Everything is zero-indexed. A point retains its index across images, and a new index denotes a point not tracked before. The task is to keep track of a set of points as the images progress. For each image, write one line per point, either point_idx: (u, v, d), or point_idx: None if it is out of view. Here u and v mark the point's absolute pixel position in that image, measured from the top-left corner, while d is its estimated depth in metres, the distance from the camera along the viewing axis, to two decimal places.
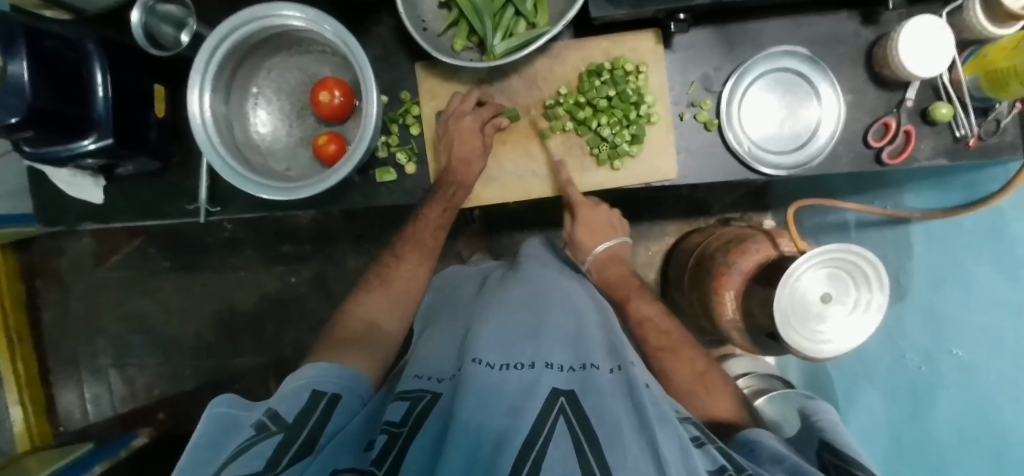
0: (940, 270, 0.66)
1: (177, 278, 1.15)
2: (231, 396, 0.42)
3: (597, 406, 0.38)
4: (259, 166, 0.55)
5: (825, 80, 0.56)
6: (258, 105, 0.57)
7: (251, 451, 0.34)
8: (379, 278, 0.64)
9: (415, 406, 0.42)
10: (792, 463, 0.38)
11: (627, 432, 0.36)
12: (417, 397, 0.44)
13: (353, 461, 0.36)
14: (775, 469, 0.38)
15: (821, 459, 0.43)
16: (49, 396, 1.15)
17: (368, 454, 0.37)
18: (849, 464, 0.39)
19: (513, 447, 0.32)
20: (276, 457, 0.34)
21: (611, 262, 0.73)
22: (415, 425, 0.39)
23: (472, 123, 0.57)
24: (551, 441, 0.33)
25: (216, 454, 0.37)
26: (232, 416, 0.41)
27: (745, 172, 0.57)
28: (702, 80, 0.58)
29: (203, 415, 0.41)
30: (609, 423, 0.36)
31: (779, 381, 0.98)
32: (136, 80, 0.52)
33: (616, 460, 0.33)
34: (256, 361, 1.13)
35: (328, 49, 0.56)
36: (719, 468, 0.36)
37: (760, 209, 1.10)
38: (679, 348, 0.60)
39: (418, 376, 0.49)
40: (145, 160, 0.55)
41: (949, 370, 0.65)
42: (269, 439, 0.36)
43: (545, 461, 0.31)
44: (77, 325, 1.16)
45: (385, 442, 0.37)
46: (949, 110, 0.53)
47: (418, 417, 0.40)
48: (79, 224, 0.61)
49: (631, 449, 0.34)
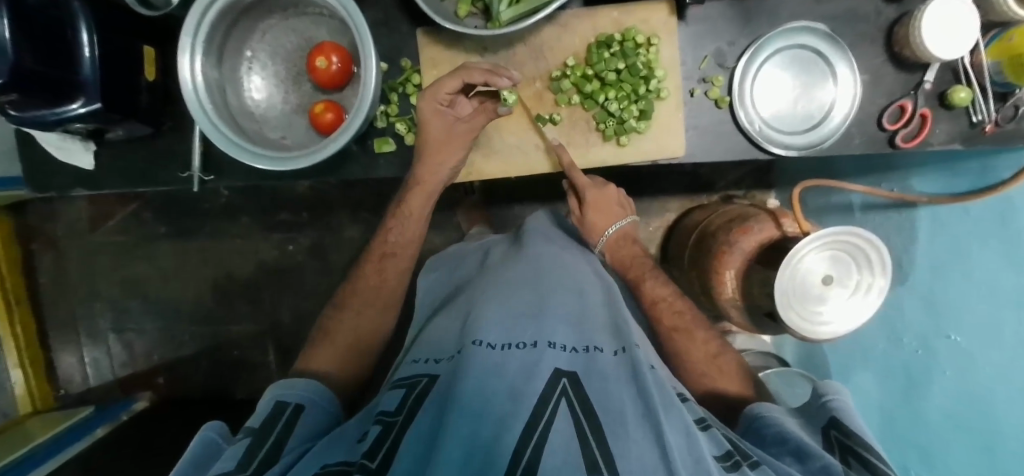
0: (944, 255, 0.67)
1: (174, 245, 1.14)
2: (220, 423, 0.44)
3: (599, 390, 0.39)
4: (254, 134, 0.53)
5: (844, 59, 0.54)
6: (253, 70, 0.55)
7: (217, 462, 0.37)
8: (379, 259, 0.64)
9: (411, 392, 0.43)
10: (796, 445, 0.40)
11: (630, 418, 0.37)
12: (414, 382, 0.45)
13: (343, 455, 0.37)
14: (780, 452, 0.41)
15: (827, 436, 0.44)
16: (49, 360, 1.16)
17: (358, 447, 0.38)
18: (851, 441, 0.41)
19: (513, 435, 0.32)
20: (247, 459, 0.37)
21: (624, 241, 0.69)
22: (410, 413, 0.39)
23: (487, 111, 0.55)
24: (553, 425, 0.34)
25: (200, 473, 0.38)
26: (220, 445, 0.41)
27: (755, 151, 0.56)
28: (715, 55, 0.55)
29: (195, 439, 0.42)
30: (612, 409, 0.37)
31: (774, 360, 0.99)
32: (125, 41, 0.49)
33: (618, 445, 0.33)
34: (254, 327, 1.14)
35: (326, 12, 0.54)
36: (725, 453, 0.37)
37: (764, 188, 1.09)
38: (694, 329, 0.61)
39: (419, 361, 0.49)
40: (136, 125, 0.53)
41: (946, 355, 0.67)
42: (238, 445, 0.39)
43: (548, 445, 0.32)
44: (74, 289, 1.16)
45: (379, 433, 0.38)
46: (968, 94, 0.51)
47: (413, 405, 0.41)
48: (70, 191, 0.60)
49: (634, 434, 0.35)
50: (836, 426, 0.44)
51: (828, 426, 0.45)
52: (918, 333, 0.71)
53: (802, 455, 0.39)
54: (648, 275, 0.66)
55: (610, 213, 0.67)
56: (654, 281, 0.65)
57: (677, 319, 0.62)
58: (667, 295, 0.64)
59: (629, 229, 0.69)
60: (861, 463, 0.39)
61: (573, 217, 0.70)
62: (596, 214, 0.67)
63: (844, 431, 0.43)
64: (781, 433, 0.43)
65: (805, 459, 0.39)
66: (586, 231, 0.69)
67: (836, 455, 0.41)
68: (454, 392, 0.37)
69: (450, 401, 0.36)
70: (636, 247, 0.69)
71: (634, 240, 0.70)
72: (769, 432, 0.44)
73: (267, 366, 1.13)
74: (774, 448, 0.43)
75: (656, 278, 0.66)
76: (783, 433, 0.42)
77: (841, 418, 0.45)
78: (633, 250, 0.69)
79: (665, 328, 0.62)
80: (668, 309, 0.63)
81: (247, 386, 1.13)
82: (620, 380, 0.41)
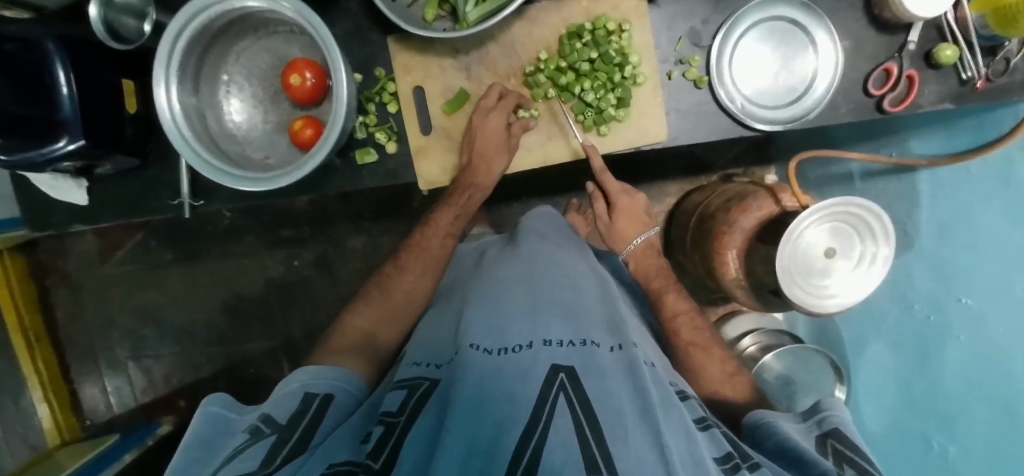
0: (946, 216, 0.66)
1: (182, 270, 1.16)
2: (223, 395, 0.46)
3: (598, 388, 0.38)
4: (237, 157, 0.54)
5: (822, 27, 0.53)
6: (231, 93, 0.56)
7: (243, 455, 0.37)
8: (383, 289, 0.66)
9: (413, 393, 0.43)
10: (795, 453, 0.40)
11: (629, 417, 0.36)
12: (416, 384, 0.45)
13: (348, 453, 0.37)
14: (781, 462, 0.41)
15: (823, 443, 0.43)
16: (72, 391, 1.19)
17: (364, 446, 0.38)
18: (849, 450, 0.41)
19: (513, 435, 0.32)
20: (271, 457, 0.37)
21: (649, 253, 0.69)
22: (412, 414, 0.40)
23: (497, 111, 0.55)
24: (552, 423, 0.33)
25: (211, 453, 0.39)
26: (227, 417, 0.44)
27: (739, 129, 0.55)
28: (690, 35, 0.54)
29: (197, 412, 0.44)
30: (610, 408, 0.36)
31: (788, 337, 0.95)
32: (105, 77, 0.50)
33: (617, 444, 0.32)
34: (267, 345, 1.16)
35: (297, 28, 0.54)
36: (725, 455, 0.37)
37: (763, 163, 1.07)
38: (712, 346, 0.62)
39: (416, 363, 0.49)
40: (123, 158, 0.54)
41: (958, 320, 0.65)
42: (262, 442, 0.39)
43: (548, 443, 0.31)
44: (91, 321, 1.19)
45: (381, 433, 0.38)
46: (954, 51, 0.50)
47: (414, 407, 0.41)
48: (69, 227, 0.61)
49: (633, 434, 0.34)
50: (835, 435, 0.43)
51: (825, 434, 0.44)
52: (927, 299, 0.70)
53: (802, 464, 0.39)
54: (670, 289, 0.67)
55: (637, 221, 0.69)
56: (677, 293, 0.67)
57: (696, 335, 0.63)
58: (687, 310, 0.65)
59: (655, 240, 0.70)
60: (858, 470, 0.39)
61: (598, 223, 0.72)
62: (624, 222, 0.69)
63: (843, 440, 0.42)
64: (780, 444, 0.42)
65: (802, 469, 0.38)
66: (614, 239, 0.71)
67: (830, 460, 0.41)
68: (453, 395, 0.36)
69: (450, 404, 0.36)
70: (661, 259, 0.70)
71: (658, 251, 0.71)
72: (767, 443, 0.44)
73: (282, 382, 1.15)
74: (776, 458, 0.42)
75: (677, 291, 0.67)
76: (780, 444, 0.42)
77: (842, 430, 0.44)
78: (656, 261, 0.70)
79: (682, 341, 0.63)
80: (687, 324, 0.64)
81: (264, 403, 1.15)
82: (618, 377, 0.41)
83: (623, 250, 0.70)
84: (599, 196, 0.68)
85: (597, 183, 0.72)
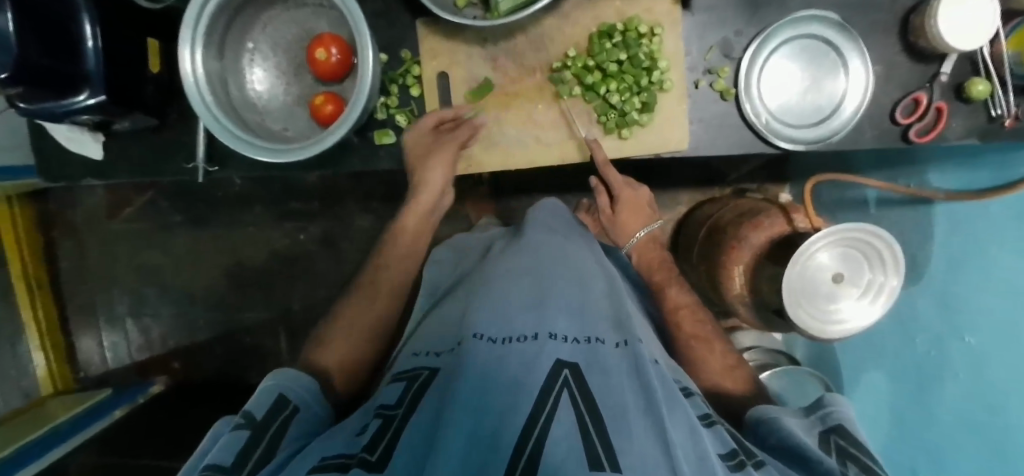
0: (954, 248, 0.66)
1: (188, 233, 1.16)
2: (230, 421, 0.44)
3: (601, 385, 0.38)
4: (256, 126, 0.54)
5: (856, 51, 0.52)
6: (255, 62, 0.55)
7: (215, 450, 0.38)
8: (395, 262, 0.67)
9: (411, 386, 0.43)
10: (800, 449, 0.40)
11: (632, 412, 0.36)
12: (415, 375, 0.45)
13: (341, 448, 0.37)
14: (785, 459, 0.41)
15: (827, 439, 0.44)
16: (69, 343, 1.20)
17: (358, 440, 0.38)
18: (854, 448, 0.42)
19: (513, 430, 0.32)
20: (243, 458, 0.38)
21: (652, 245, 0.70)
22: (409, 406, 0.40)
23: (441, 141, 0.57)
24: (555, 420, 0.33)
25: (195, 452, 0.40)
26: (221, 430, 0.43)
27: (761, 145, 0.55)
28: (721, 45, 0.54)
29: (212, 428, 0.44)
30: (614, 403, 0.36)
31: (784, 356, 0.95)
32: (129, 33, 0.50)
33: (620, 440, 0.33)
34: (266, 314, 1.17)
35: (325, 3, 0.54)
36: (730, 451, 0.37)
37: (778, 181, 1.06)
38: (713, 340, 0.62)
39: (419, 354, 0.50)
40: (142, 117, 0.54)
41: (957, 355, 0.66)
42: (236, 434, 0.40)
43: (549, 441, 0.31)
44: (93, 275, 1.19)
45: (378, 426, 0.38)
46: (987, 87, 0.49)
47: (412, 400, 0.41)
48: (82, 180, 0.61)
49: (636, 429, 0.34)
50: (838, 432, 0.44)
51: (829, 430, 0.44)
52: (930, 332, 0.70)
53: (806, 462, 0.39)
54: (671, 280, 0.67)
55: (641, 214, 0.70)
56: (678, 287, 0.67)
57: (698, 327, 0.63)
58: (690, 302, 0.65)
59: (657, 233, 0.71)
60: (861, 468, 0.39)
61: (602, 216, 0.72)
62: (628, 214, 0.70)
63: (847, 438, 0.43)
64: (782, 439, 0.42)
65: (806, 465, 0.39)
66: (616, 232, 0.71)
67: (834, 457, 0.41)
68: (455, 386, 0.36)
69: (449, 395, 0.36)
70: (663, 251, 0.71)
71: (661, 245, 0.72)
72: (770, 439, 0.44)
73: (278, 353, 1.16)
74: (777, 455, 0.42)
75: (678, 284, 0.67)
76: (783, 440, 0.42)
77: (845, 425, 0.44)
78: (659, 254, 0.70)
79: (684, 339, 0.63)
80: (690, 317, 0.64)
81: (259, 372, 1.16)
82: (622, 373, 0.41)
83: (625, 245, 0.70)
84: (603, 190, 0.68)
85: (598, 177, 0.71)
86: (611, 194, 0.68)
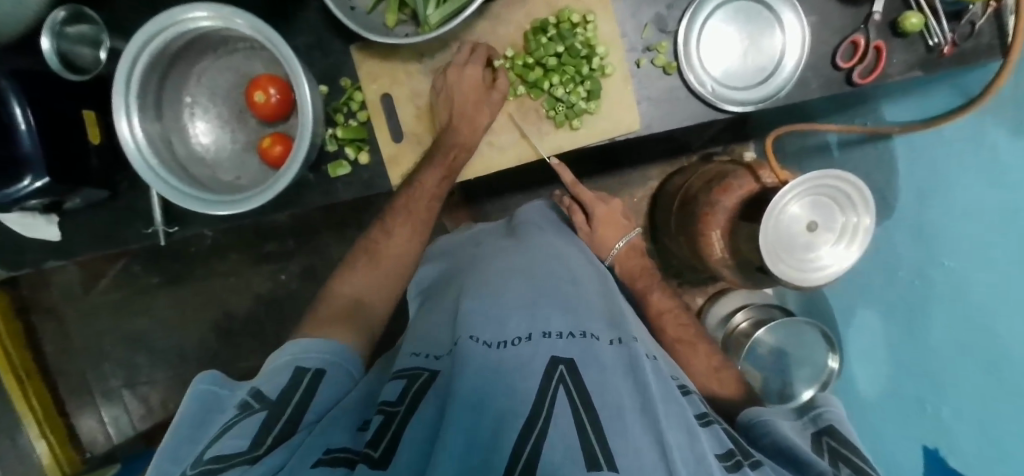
0: (923, 183, 0.67)
1: (169, 293, 1.15)
2: (214, 374, 0.44)
3: (599, 382, 0.39)
4: (207, 181, 0.53)
5: (788, 6, 0.53)
6: (196, 115, 0.55)
7: (230, 432, 0.35)
8: None
9: (411, 384, 0.42)
10: (794, 451, 0.41)
11: (628, 412, 0.36)
12: (413, 375, 0.44)
13: (346, 440, 0.35)
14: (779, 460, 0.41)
15: (820, 441, 0.45)
16: (69, 424, 1.18)
17: (362, 435, 0.36)
18: (845, 450, 0.43)
19: (510, 436, 0.31)
20: (261, 436, 0.35)
21: (633, 253, 0.72)
22: (412, 403, 0.39)
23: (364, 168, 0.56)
24: (552, 421, 0.33)
25: (199, 429, 0.38)
26: (219, 395, 0.42)
27: (711, 113, 0.55)
28: (656, 21, 0.54)
29: (188, 391, 0.42)
30: (610, 402, 0.37)
31: (778, 310, 0.95)
32: (64, 109, 0.49)
33: (616, 442, 0.33)
34: (260, 361, 1.15)
35: (256, 44, 0.53)
36: (726, 452, 0.37)
37: (742, 140, 1.07)
38: (697, 341, 0.64)
39: (415, 354, 0.49)
40: (92, 190, 0.54)
41: (941, 282, 0.65)
42: (252, 417, 0.37)
43: (548, 439, 0.31)
44: (81, 353, 1.17)
45: (380, 421, 0.36)
46: (920, 19, 0.50)
47: (414, 396, 0.40)
48: (43, 263, 0.60)
49: (632, 429, 0.35)
50: (831, 433, 0.45)
51: (821, 432, 0.45)
52: (912, 266, 0.70)
53: (798, 462, 0.40)
54: (655, 287, 0.69)
55: (619, 226, 0.71)
56: (660, 292, 0.69)
57: (681, 331, 0.65)
58: (672, 307, 0.68)
59: (637, 241, 0.72)
60: (853, 470, 0.40)
61: (581, 234, 0.73)
62: (606, 228, 0.71)
63: (838, 439, 0.44)
64: (776, 443, 0.43)
65: (799, 466, 0.39)
66: (596, 245, 0.72)
67: (827, 459, 0.42)
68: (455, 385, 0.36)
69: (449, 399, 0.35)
70: (644, 259, 0.72)
71: (642, 251, 0.73)
72: (764, 440, 0.44)
73: None
74: (771, 456, 0.42)
75: (662, 289, 0.69)
76: (776, 443, 0.43)
77: (836, 427, 0.46)
78: (641, 261, 0.72)
79: (669, 338, 0.65)
80: (673, 320, 0.66)
81: None
82: (619, 373, 0.41)
83: (607, 258, 0.71)
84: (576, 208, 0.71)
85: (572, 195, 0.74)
86: (586, 211, 0.70)
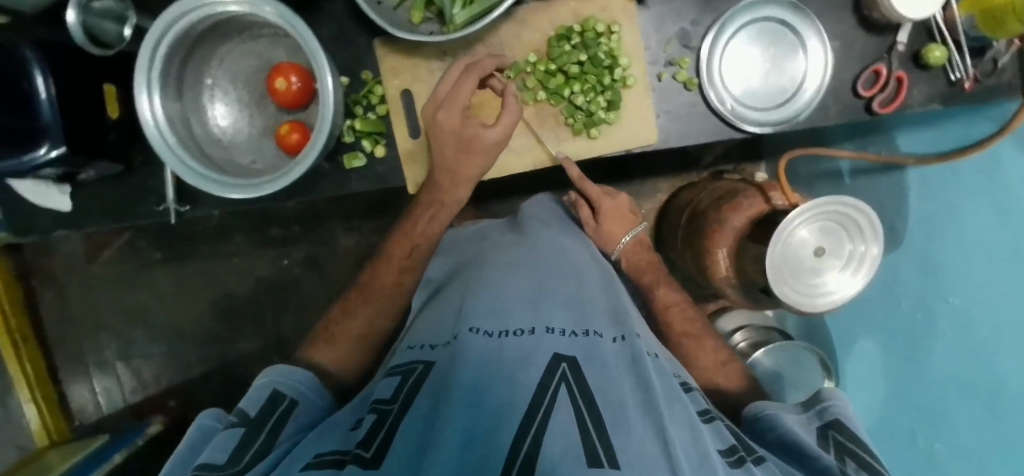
0: (932, 214, 0.68)
1: (171, 270, 1.15)
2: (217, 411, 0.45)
3: (600, 379, 0.38)
4: (223, 162, 0.54)
5: (813, 31, 0.53)
6: (216, 97, 0.55)
7: (208, 451, 0.37)
8: None
9: (407, 378, 0.42)
10: (800, 446, 0.41)
11: (630, 408, 0.36)
12: (409, 369, 0.44)
13: (336, 443, 0.36)
14: (783, 456, 0.41)
15: (825, 435, 0.44)
16: (60, 393, 1.18)
17: (353, 435, 0.36)
18: (851, 444, 0.42)
19: (509, 428, 0.31)
20: (240, 452, 0.37)
21: (639, 248, 0.71)
22: (404, 401, 0.38)
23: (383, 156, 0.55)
24: (552, 415, 0.33)
25: (194, 455, 0.40)
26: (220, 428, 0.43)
27: (729, 131, 0.55)
28: (679, 36, 0.54)
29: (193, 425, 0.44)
30: (612, 399, 0.37)
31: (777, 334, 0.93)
32: (85, 82, 0.49)
33: (618, 436, 0.32)
34: (257, 344, 1.15)
35: (280, 31, 0.54)
36: (730, 447, 0.37)
37: (753, 159, 1.07)
38: (704, 337, 0.64)
39: (413, 347, 0.50)
40: (106, 164, 0.54)
41: (943, 318, 0.67)
42: (229, 434, 0.39)
43: (547, 434, 0.31)
44: (79, 323, 1.17)
45: (373, 422, 0.37)
46: (944, 52, 0.50)
47: (407, 393, 0.40)
48: (52, 232, 0.60)
49: (634, 425, 0.34)
50: (836, 426, 0.44)
51: (827, 426, 0.45)
52: (915, 297, 0.70)
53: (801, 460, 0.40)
54: (662, 280, 0.69)
55: (625, 219, 0.70)
56: (668, 286, 0.69)
57: (688, 324, 0.65)
58: (678, 301, 0.67)
59: (642, 235, 0.72)
60: (859, 465, 0.39)
61: (587, 230, 0.72)
62: (612, 223, 0.70)
63: (844, 433, 0.43)
64: (781, 437, 0.43)
65: (803, 463, 0.39)
66: (602, 239, 0.71)
67: (831, 452, 0.42)
68: (454, 380, 0.36)
69: (447, 394, 0.35)
70: (652, 253, 0.72)
71: (648, 247, 0.73)
72: (769, 435, 0.44)
73: None
74: (774, 452, 0.43)
75: (670, 284, 0.69)
76: (780, 438, 0.43)
77: (842, 420, 0.45)
78: (647, 255, 0.71)
79: (675, 332, 0.65)
80: (679, 314, 0.66)
81: None
82: (621, 371, 0.41)
83: (613, 251, 0.70)
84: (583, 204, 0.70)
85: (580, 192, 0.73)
86: (593, 205, 0.70)
